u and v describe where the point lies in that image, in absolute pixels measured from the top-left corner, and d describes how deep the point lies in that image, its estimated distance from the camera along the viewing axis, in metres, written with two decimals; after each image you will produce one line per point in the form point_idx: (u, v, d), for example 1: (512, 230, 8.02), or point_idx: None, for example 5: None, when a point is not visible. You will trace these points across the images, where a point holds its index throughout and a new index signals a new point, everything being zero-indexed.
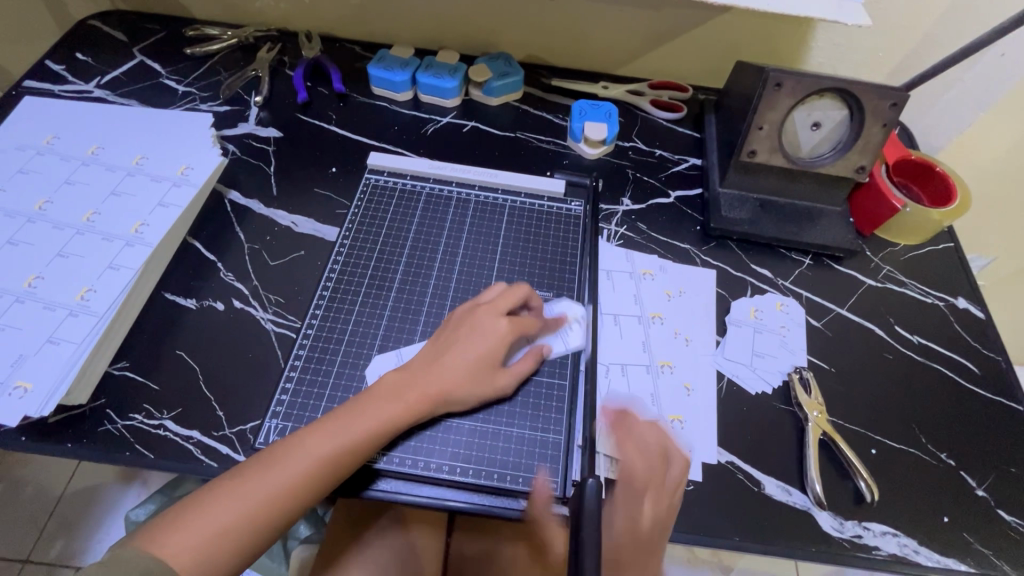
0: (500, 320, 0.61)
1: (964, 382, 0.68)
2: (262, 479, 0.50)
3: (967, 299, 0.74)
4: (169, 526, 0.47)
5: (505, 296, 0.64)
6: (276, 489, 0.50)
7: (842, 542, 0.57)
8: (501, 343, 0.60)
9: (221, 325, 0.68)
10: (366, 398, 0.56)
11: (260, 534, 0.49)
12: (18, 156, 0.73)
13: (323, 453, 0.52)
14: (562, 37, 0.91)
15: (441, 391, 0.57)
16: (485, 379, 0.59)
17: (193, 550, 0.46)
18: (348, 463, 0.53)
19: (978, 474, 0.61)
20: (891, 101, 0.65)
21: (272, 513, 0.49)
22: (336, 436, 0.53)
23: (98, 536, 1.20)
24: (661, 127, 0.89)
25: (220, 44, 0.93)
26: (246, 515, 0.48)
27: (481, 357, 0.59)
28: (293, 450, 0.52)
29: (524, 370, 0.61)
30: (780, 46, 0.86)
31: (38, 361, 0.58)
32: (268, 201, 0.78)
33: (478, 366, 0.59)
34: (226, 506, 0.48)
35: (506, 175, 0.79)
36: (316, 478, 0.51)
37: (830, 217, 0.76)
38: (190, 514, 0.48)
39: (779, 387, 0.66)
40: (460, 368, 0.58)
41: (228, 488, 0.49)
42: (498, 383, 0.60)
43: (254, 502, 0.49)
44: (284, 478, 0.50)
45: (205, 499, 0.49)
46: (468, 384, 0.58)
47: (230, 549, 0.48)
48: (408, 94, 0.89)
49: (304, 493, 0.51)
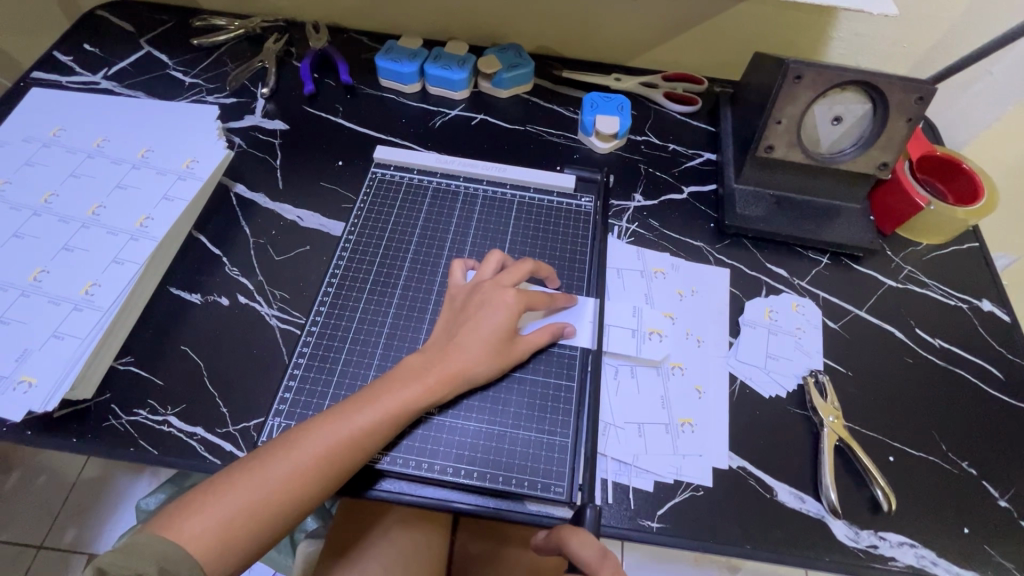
0: (507, 289, 0.60)
1: (988, 388, 0.65)
2: (279, 462, 0.49)
3: (992, 301, 0.72)
4: (184, 510, 0.47)
5: (509, 270, 0.62)
6: (293, 475, 0.49)
7: (857, 553, 0.55)
8: (513, 315, 0.59)
9: (225, 320, 0.67)
10: (384, 382, 0.55)
11: (275, 521, 0.48)
12: (25, 149, 0.72)
13: (339, 437, 0.51)
14: (574, 28, 0.89)
15: (463, 370, 0.57)
16: (502, 350, 0.59)
17: (207, 533, 0.45)
18: (363, 448, 0.52)
19: (1001, 484, 0.59)
20: (916, 95, 0.63)
21: (287, 499, 0.48)
22: (351, 421, 0.52)
23: (111, 523, 1.21)
24: (674, 120, 0.87)
25: (227, 35, 0.92)
26: (261, 500, 0.47)
27: (499, 331, 0.58)
28: (309, 435, 0.51)
29: (537, 343, 0.61)
30: (799, 37, 0.83)
31: (42, 356, 0.58)
32: (274, 194, 0.78)
33: (495, 341, 0.58)
34: (243, 489, 0.47)
35: (516, 169, 0.78)
36: (333, 463, 0.50)
37: (849, 215, 0.74)
38: (204, 499, 0.47)
39: (794, 391, 0.64)
40: (478, 345, 0.58)
41: (244, 471, 0.49)
42: (513, 354, 0.59)
43: (270, 485, 0.48)
44: (300, 461, 0.49)
45: (220, 484, 0.48)
46: (488, 361, 0.58)
47: (244, 535, 0.47)
48: (417, 86, 0.88)
49: (319, 480, 0.50)
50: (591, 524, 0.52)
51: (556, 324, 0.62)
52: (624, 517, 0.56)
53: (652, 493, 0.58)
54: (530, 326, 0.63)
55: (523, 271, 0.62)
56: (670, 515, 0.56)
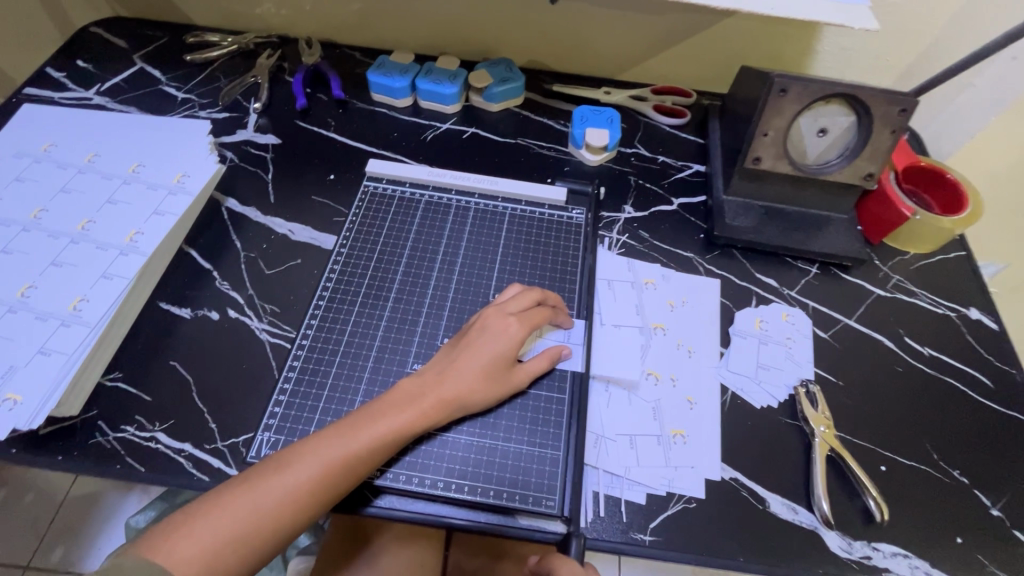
0: (511, 320, 0.60)
1: (977, 396, 0.66)
2: (267, 486, 0.48)
3: (980, 310, 0.72)
4: (170, 532, 0.46)
5: (514, 298, 0.63)
6: (284, 499, 0.48)
7: (850, 563, 0.55)
8: (513, 344, 0.59)
9: (215, 335, 0.67)
10: (376, 406, 0.55)
11: (262, 543, 0.47)
12: (15, 164, 0.72)
13: (330, 461, 0.50)
14: (563, 43, 0.90)
15: (459, 396, 0.56)
16: (501, 377, 0.59)
17: (194, 556, 0.45)
18: (355, 474, 0.51)
19: (992, 493, 0.59)
20: (899, 107, 0.64)
21: (273, 524, 0.48)
22: (344, 446, 0.51)
23: (99, 543, 1.19)
24: (664, 132, 0.88)
25: (220, 51, 0.93)
26: (251, 521, 0.47)
27: (497, 358, 0.58)
28: (302, 458, 0.50)
29: (538, 370, 0.60)
30: (785, 51, 0.85)
31: (28, 372, 0.58)
32: (265, 208, 0.78)
33: (493, 368, 0.58)
34: (232, 510, 0.47)
35: (507, 182, 0.78)
36: (325, 487, 0.50)
37: (837, 226, 0.74)
38: (192, 522, 0.46)
39: (785, 401, 0.64)
40: (476, 371, 0.57)
41: (234, 492, 0.48)
42: (512, 382, 0.59)
43: (259, 508, 0.47)
44: (290, 485, 0.49)
45: (210, 505, 0.47)
46: (485, 386, 0.58)
47: (231, 561, 0.46)
48: (408, 101, 0.89)
49: (310, 503, 0.49)
50: (576, 553, 0.53)
51: (552, 349, 0.62)
52: (615, 531, 0.56)
53: (644, 505, 0.57)
54: (531, 353, 0.63)
55: (530, 299, 0.63)
56: (663, 528, 0.56)
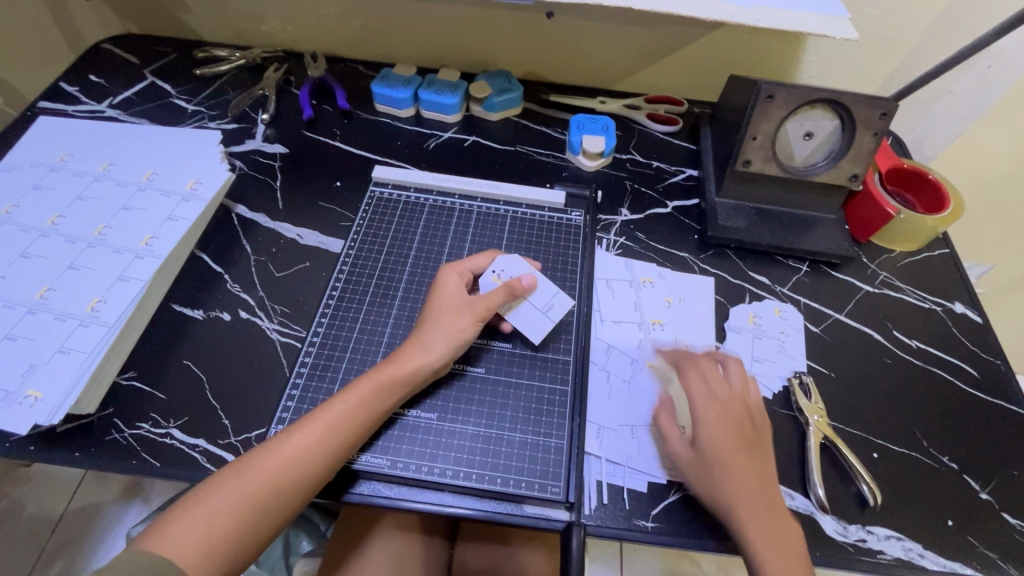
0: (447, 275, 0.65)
1: (964, 385, 0.68)
2: (256, 464, 0.51)
3: (964, 304, 0.75)
4: (172, 518, 0.48)
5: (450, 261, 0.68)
6: (274, 473, 0.50)
7: (847, 546, 0.57)
8: (455, 290, 0.64)
9: (227, 334, 0.69)
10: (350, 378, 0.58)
11: (260, 519, 0.49)
12: (32, 173, 0.75)
13: (314, 432, 0.53)
14: (560, 55, 0.94)
15: (418, 343, 0.60)
16: (455, 314, 0.62)
17: (194, 538, 0.47)
18: (340, 439, 0.54)
19: (980, 477, 0.62)
20: (880, 111, 0.67)
21: (266, 497, 0.50)
22: (323, 414, 0.54)
23: (99, 554, 1.19)
24: (658, 139, 0.92)
25: (228, 65, 0.96)
26: (249, 500, 0.49)
27: (445, 305, 0.62)
28: (288, 434, 0.53)
29: (493, 298, 0.63)
30: (772, 60, 0.89)
31: (48, 370, 0.60)
32: (275, 214, 0.80)
33: (446, 314, 0.62)
34: (227, 491, 0.49)
35: (508, 186, 0.81)
36: (312, 458, 0.52)
37: (826, 225, 0.78)
38: (191, 506, 0.48)
39: (780, 392, 0.66)
40: (430, 321, 0.61)
41: (227, 475, 0.50)
42: (468, 314, 0.62)
43: (252, 484, 0.50)
44: (279, 459, 0.51)
45: (208, 489, 0.49)
46: (444, 329, 0.61)
47: (230, 537, 0.48)
48: (410, 111, 0.92)
49: (301, 473, 0.51)
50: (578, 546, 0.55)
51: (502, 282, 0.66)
52: (618, 518, 0.57)
53: (646, 493, 0.59)
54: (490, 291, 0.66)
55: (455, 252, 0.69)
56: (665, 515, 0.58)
